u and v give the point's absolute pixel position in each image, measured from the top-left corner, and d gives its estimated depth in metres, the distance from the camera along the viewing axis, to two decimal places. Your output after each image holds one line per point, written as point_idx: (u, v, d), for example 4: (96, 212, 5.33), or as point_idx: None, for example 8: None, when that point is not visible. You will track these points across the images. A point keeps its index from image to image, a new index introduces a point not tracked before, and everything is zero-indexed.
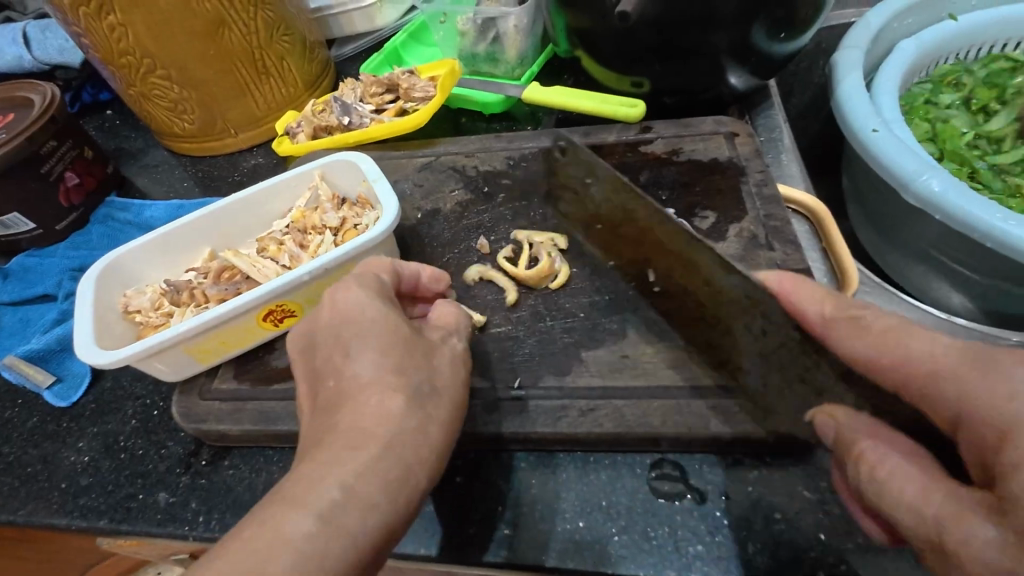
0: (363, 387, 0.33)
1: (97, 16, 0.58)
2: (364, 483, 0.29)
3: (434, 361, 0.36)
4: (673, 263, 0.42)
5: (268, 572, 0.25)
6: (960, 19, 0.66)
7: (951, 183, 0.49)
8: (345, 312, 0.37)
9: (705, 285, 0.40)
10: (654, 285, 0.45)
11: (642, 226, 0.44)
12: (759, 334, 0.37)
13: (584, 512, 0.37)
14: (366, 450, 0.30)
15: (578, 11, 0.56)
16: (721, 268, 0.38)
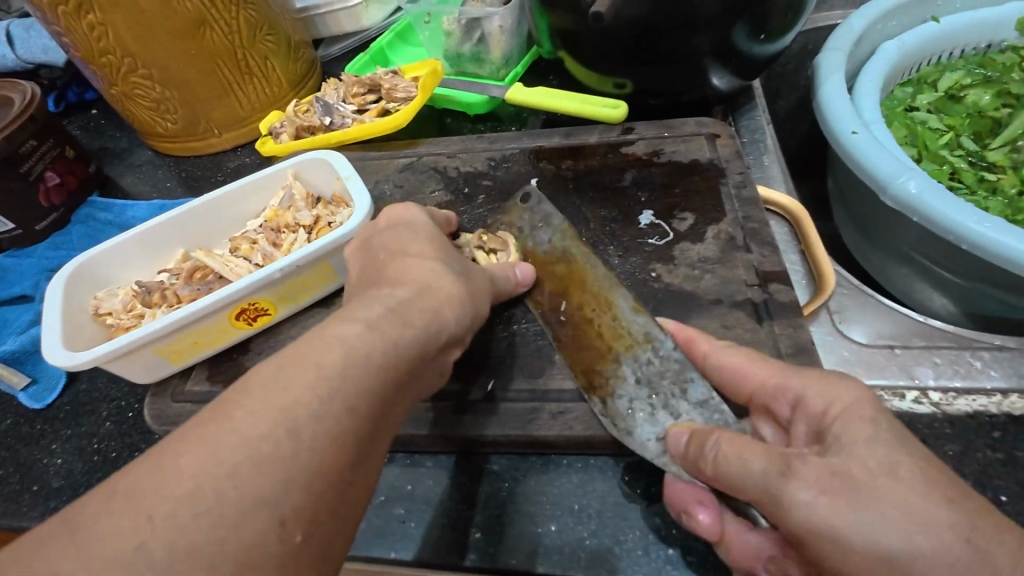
0: (414, 258, 0.38)
1: (77, 15, 0.57)
2: (405, 321, 0.32)
3: (479, 274, 0.40)
4: (585, 301, 0.43)
5: (322, 353, 0.28)
6: (942, 21, 0.66)
7: (928, 185, 0.48)
8: (409, 219, 0.42)
9: (607, 321, 0.42)
10: (559, 314, 0.43)
11: (572, 268, 0.45)
12: (647, 366, 0.39)
13: (555, 516, 0.37)
14: (411, 298, 0.34)
15: (559, 12, 0.56)
16: (633, 307, 0.42)
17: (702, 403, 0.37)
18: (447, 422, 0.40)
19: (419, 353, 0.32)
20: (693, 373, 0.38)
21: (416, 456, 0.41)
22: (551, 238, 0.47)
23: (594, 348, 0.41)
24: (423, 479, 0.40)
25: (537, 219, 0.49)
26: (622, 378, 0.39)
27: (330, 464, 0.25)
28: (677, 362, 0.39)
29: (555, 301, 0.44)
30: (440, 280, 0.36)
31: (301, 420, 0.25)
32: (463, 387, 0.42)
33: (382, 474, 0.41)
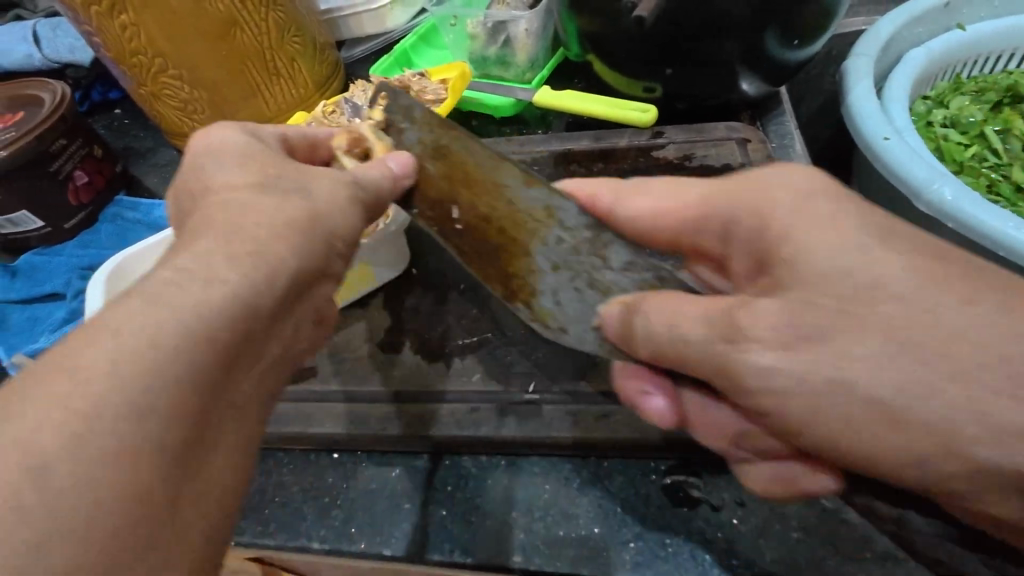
0: (248, 191, 0.32)
1: (110, 15, 0.58)
2: (216, 273, 0.28)
3: (325, 185, 0.35)
4: (472, 193, 0.40)
5: (104, 345, 0.23)
6: (967, 29, 0.66)
7: (963, 192, 0.49)
8: (232, 140, 0.37)
9: (504, 207, 0.40)
10: (456, 223, 0.40)
11: (451, 162, 0.41)
12: (557, 241, 0.39)
13: (599, 519, 0.37)
14: (226, 246, 0.29)
15: (587, 15, 0.56)
16: (523, 184, 0.39)
17: (626, 267, 0.38)
18: (488, 423, 0.40)
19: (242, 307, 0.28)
20: (606, 236, 0.39)
21: (456, 458, 0.41)
22: (417, 137, 0.42)
23: (505, 245, 0.39)
24: (464, 481, 0.40)
25: (398, 113, 0.43)
26: (539, 272, 0.39)
27: (133, 478, 0.22)
28: (585, 230, 0.39)
29: (447, 205, 0.40)
30: (250, 219, 0.30)
31: (90, 431, 0.22)
32: (503, 389, 0.42)
33: (422, 475, 0.41)
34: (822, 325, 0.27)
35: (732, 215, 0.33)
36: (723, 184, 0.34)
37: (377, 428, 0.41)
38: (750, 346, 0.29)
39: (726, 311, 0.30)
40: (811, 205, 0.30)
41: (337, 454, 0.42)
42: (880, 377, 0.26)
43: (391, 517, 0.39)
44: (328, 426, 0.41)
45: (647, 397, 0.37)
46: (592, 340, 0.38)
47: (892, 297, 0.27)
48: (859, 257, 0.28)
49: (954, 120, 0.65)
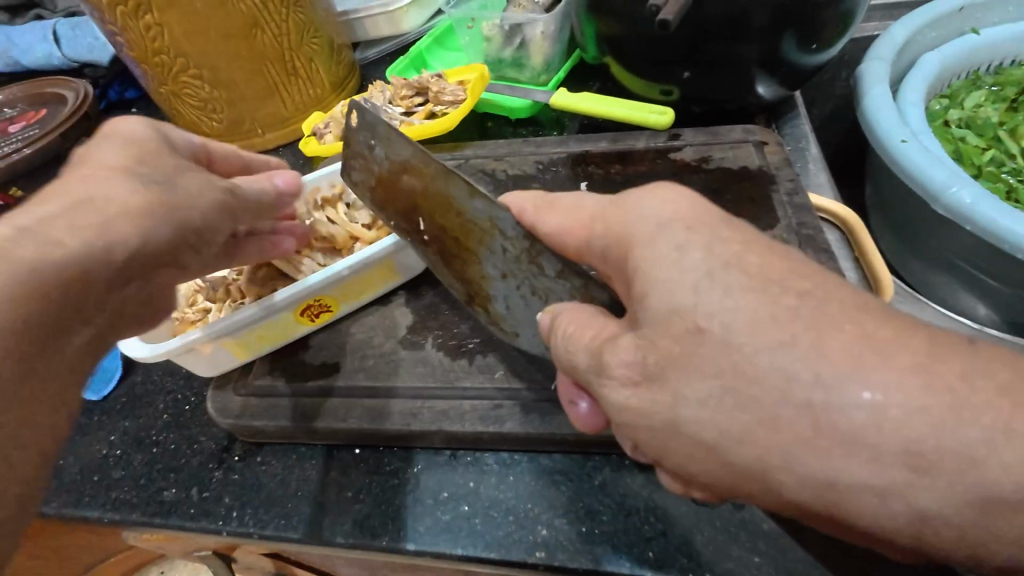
0: (111, 179, 0.34)
1: (135, 15, 0.58)
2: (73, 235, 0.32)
3: (191, 189, 0.37)
4: (433, 208, 0.43)
5: None
6: (981, 34, 0.66)
7: (981, 194, 0.49)
8: (127, 127, 0.39)
9: (457, 219, 0.42)
10: (422, 233, 0.44)
11: (411, 178, 0.44)
12: (501, 252, 0.41)
13: (621, 515, 0.37)
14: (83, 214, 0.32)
15: (606, 18, 0.56)
16: (468, 196, 0.41)
17: (558, 274, 0.40)
18: (510, 419, 0.40)
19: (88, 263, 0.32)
20: (541, 249, 0.40)
21: (478, 454, 0.41)
22: (382, 154, 0.45)
23: (460, 255, 0.43)
24: (485, 476, 0.40)
25: (366, 135, 0.45)
26: (490, 279, 0.42)
27: None
28: (525, 241, 0.40)
29: (411, 218, 0.44)
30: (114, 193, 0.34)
31: None
32: (525, 386, 0.42)
33: (443, 472, 0.41)
34: (657, 365, 0.27)
35: (605, 239, 0.33)
36: (608, 205, 0.34)
37: (399, 424, 0.41)
38: (606, 383, 0.30)
39: (597, 349, 0.30)
40: (666, 233, 0.29)
41: (359, 449, 0.43)
42: (707, 419, 0.26)
43: (413, 512, 0.39)
44: (350, 421, 0.42)
45: (576, 405, 0.35)
46: (540, 343, 0.41)
47: (712, 338, 0.26)
48: (689, 295, 0.27)
49: (969, 120, 0.65)
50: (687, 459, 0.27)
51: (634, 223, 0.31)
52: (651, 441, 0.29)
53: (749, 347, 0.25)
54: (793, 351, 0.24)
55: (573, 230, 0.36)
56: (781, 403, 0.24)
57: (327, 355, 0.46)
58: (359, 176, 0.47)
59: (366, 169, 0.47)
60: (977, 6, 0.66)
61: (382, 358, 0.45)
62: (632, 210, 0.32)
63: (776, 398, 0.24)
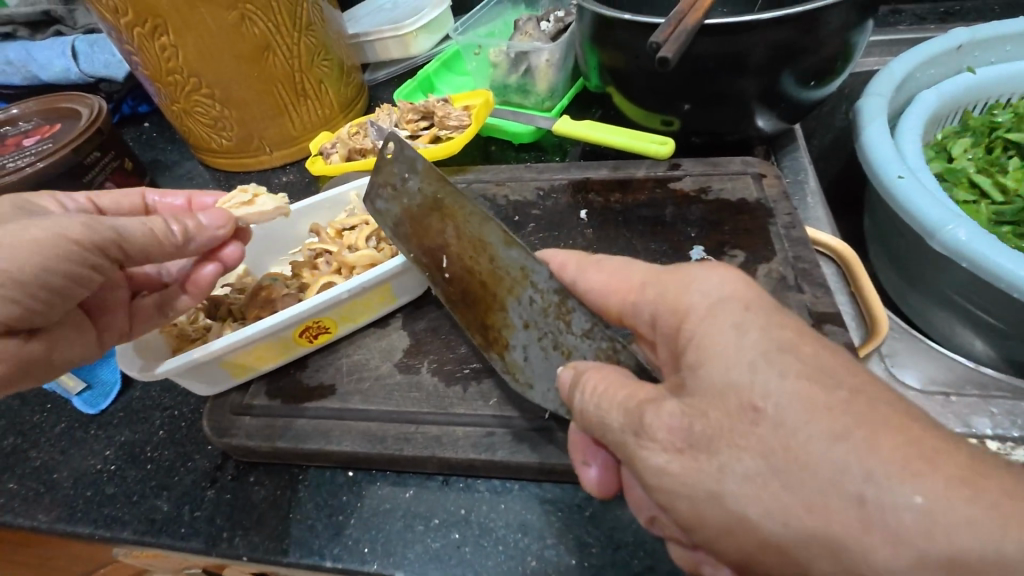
0: None
1: (151, 36, 0.60)
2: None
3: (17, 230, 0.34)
4: (464, 247, 0.44)
5: None
6: (978, 73, 0.67)
7: (976, 233, 0.49)
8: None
9: (487, 263, 0.43)
10: (445, 272, 0.45)
11: (446, 215, 0.45)
12: (528, 302, 0.41)
13: (612, 548, 0.37)
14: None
15: (609, 50, 0.57)
16: (505, 243, 0.42)
17: (586, 333, 0.39)
18: (502, 448, 0.41)
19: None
20: (573, 304, 0.39)
21: (470, 480, 0.42)
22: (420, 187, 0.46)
23: (481, 298, 0.43)
24: (476, 504, 0.40)
25: (402, 167, 0.47)
26: (512, 327, 0.41)
27: None
28: (555, 296, 0.40)
29: (437, 254, 0.45)
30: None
31: None
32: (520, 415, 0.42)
33: (435, 497, 0.41)
34: (704, 433, 0.27)
35: (657, 304, 0.34)
36: (666, 272, 0.34)
37: (393, 448, 0.41)
38: (646, 447, 0.29)
39: (632, 408, 0.30)
40: (720, 309, 0.30)
41: (351, 472, 0.43)
42: (753, 495, 0.25)
43: (402, 537, 0.39)
44: (344, 444, 0.42)
45: (587, 468, 0.36)
46: (554, 400, 0.40)
47: (767, 420, 0.25)
48: (744, 372, 0.27)
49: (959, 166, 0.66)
50: (721, 533, 0.27)
51: (691, 297, 0.32)
52: (686, 509, 0.27)
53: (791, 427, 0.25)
54: (848, 446, 0.24)
55: (626, 292, 0.36)
56: (790, 460, 0.25)
57: (323, 376, 0.46)
58: (385, 204, 0.48)
59: (398, 199, 0.47)
60: (977, 45, 0.67)
61: (377, 381, 0.46)
62: (688, 284, 0.32)
63: (789, 468, 0.24)
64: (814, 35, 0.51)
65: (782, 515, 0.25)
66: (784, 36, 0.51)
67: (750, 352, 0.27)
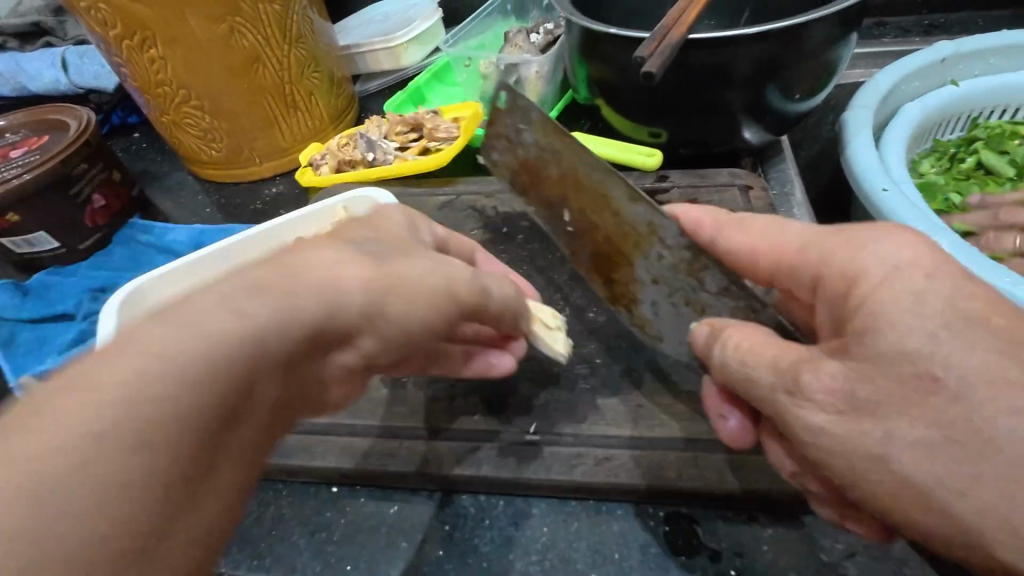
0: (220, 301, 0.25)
1: (140, 48, 0.60)
2: (129, 461, 0.20)
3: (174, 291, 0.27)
4: (585, 201, 0.44)
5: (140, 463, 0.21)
6: (962, 86, 0.68)
7: (959, 245, 0.50)
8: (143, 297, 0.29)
9: (613, 219, 0.42)
10: (572, 226, 0.47)
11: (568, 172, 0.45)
12: (656, 258, 0.41)
13: (597, 564, 0.37)
14: (67, 407, 0.20)
15: (597, 63, 0.58)
16: (629, 199, 0.40)
17: (722, 292, 0.38)
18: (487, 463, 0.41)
19: (197, 441, 0.23)
20: (704, 260, 0.38)
21: (455, 496, 0.41)
22: (534, 140, 0.46)
23: (611, 255, 0.44)
24: (462, 519, 0.40)
25: (517, 118, 0.47)
26: (641, 283, 0.42)
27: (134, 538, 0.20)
28: (687, 252, 0.39)
29: (564, 207, 0.47)
30: (213, 332, 0.24)
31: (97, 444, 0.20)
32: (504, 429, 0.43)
33: (420, 513, 0.41)
34: (870, 400, 0.27)
35: (818, 267, 0.33)
36: (827, 237, 0.33)
37: (377, 463, 0.41)
38: (803, 405, 0.30)
39: (786, 367, 0.31)
40: (900, 276, 0.29)
41: (336, 487, 0.43)
42: (920, 461, 0.26)
43: (388, 554, 0.39)
44: (325, 460, 0.42)
45: (724, 419, 0.38)
46: (686, 350, 0.43)
47: (945, 390, 0.26)
48: (922, 341, 0.27)
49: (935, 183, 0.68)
50: None
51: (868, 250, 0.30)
52: (842, 470, 0.29)
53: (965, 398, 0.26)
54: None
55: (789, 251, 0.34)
56: None
57: None
58: (503, 156, 0.50)
59: (512, 152, 0.49)
60: (961, 58, 0.67)
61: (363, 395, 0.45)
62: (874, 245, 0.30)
63: (966, 436, 0.26)
64: (798, 48, 0.52)
65: (958, 486, 0.26)
66: (768, 50, 0.51)
67: (929, 323, 0.27)
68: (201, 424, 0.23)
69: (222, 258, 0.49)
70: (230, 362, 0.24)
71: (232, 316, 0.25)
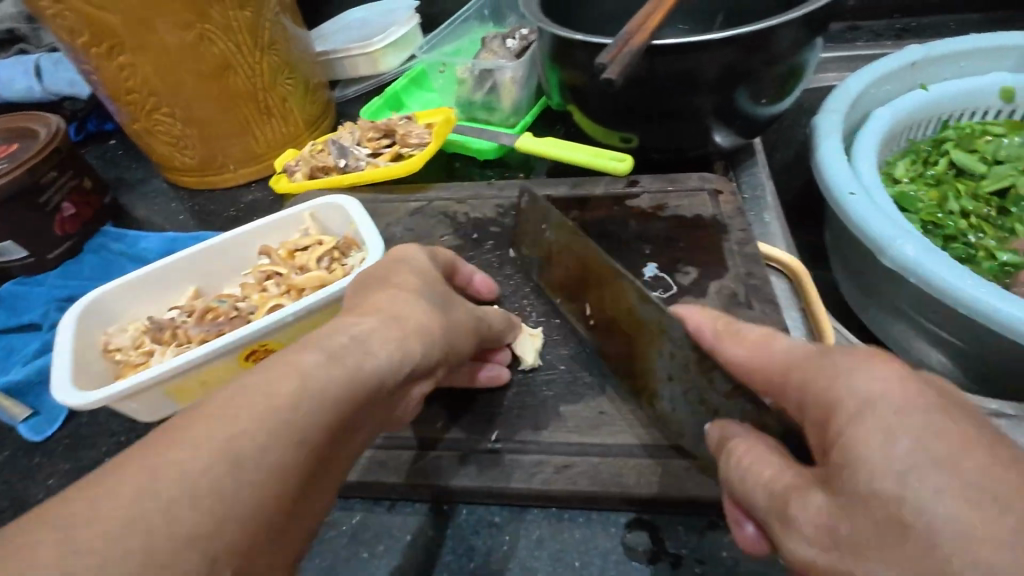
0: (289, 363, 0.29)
1: (108, 56, 0.60)
2: (256, 480, 0.23)
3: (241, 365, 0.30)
4: (603, 293, 0.45)
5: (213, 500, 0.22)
6: (931, 89, 0.69)
7: (923, 248, 0.50)
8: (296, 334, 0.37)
9: (629, 311, 0.42)
10: (592, 319, 0.46)
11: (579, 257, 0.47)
12: (668, 357, 0.39)
13: (557, 572, 0.37)
14: (213, 433, 0.24)
15: (568, 69, 0.58)
16: (640, 298, 0.41)
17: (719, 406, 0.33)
18: (450, 471, 0.41)
19: (306, 464, 0.26)
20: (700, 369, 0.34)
21: (417, 504, 0.41)
22: (552, 234, 0.51)
23: (625, 346, 0.43)
24: (423, 529, 0.40)
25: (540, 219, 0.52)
26: (658, 377, 0.40)
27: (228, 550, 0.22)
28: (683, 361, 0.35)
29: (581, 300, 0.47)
30: (322, 377, 0.28)
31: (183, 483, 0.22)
32: (467, 437, 0.42)
33: (382, 522, 0.40)
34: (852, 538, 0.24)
35: (802, 395, 0.29)
36: (810, 357, 0.29)
37: None
38: (789, 537, 0.27)
39: (778, 491, 0.28)
40: (882, 412, 0.25)
41: None
42: None
43: (348, 565, 0.39)
44: None
45: (743, 526, 0.32)
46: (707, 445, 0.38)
47: (918, 534, 0.22)
48: (893, 482, 0.23)
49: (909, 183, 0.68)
50: None
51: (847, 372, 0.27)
52: None
53: (940, 536, 0.21)
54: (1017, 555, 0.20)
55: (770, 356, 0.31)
56: None
57: None
58: (530, 251, 0.53)
59: (536, 247, 0.52)
60: (930, 61, 0.68)
61: None
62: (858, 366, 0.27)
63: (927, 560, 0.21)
64: (764, 53, 0.52)
65: None
66: (735, 55, 0.51)
67: (899, 462, 0.23)
68: (309, 451, 0.26)
69: (192, 264, 0.49)
70: (335, 401, 0.28)
71: (331, 365, 0.28)
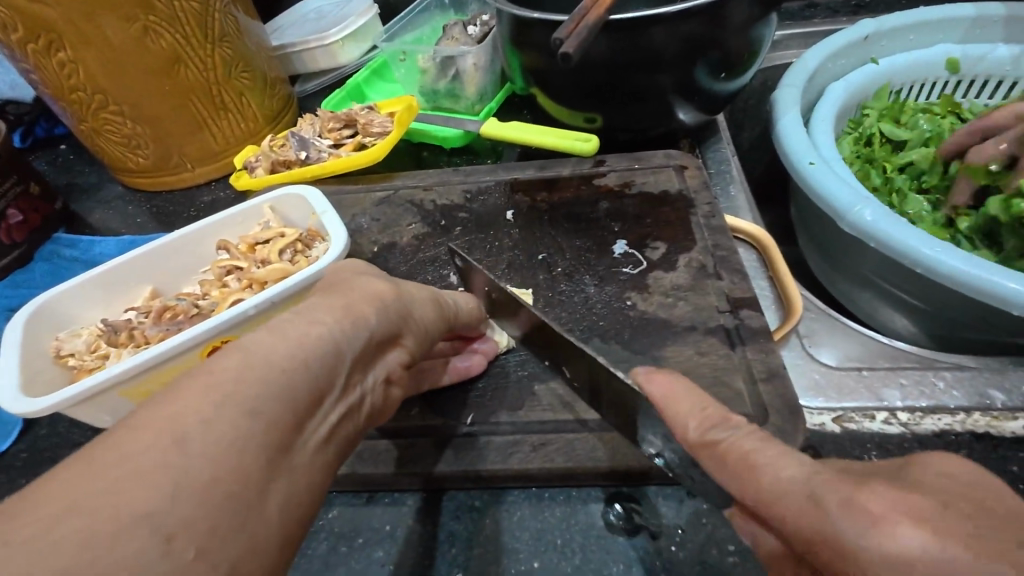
0: (262, 342, 0.27)
1: (47, 52, 0.57)
2: (210, 454, 0.21)
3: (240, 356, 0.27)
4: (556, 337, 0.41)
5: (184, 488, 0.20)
6: (881, 63, 0.70)
7: (882, 213, 0.51)
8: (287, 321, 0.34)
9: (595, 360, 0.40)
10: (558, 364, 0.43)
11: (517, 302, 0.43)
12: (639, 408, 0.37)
13: (539, 552, 0.36)
14: (155, 416, 0.22)
15: (529, 52, 0.57)
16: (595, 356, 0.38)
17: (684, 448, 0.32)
18: (428, 457, 0.40)
19: (263, 458, 0.23)
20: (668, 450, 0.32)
21: (396, 494, 0.40)
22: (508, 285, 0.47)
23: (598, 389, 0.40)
24: (402, 517, 0.39)
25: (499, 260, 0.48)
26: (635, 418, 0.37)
27: (203, 536, 0.20)
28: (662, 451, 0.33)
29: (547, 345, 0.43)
30: (264, 350, 0.26)
31: (150, 462, 0.20)
32: (443, 421, 0.42)
33: (359, 515, 0.39)
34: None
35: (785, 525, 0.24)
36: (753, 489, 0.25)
37: None
38: None
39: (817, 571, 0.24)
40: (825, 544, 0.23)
41: None
42: None
43: (326, 562, 0.38)
44: None
45: None
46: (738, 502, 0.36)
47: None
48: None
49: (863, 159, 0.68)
50: None
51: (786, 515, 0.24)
52: None
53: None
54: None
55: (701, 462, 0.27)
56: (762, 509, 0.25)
57: None
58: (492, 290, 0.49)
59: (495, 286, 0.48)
60: (881, 35, 0.69)
61: None
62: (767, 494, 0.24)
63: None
64: (722, 27, 0.52)
65: None
66: (692, 28, 0.51)
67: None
68: (266, 423, 0.24)
69: (143, 263, 0.47)
70: (277, 370, 0.26)
71: (275, 339, 0.27)
